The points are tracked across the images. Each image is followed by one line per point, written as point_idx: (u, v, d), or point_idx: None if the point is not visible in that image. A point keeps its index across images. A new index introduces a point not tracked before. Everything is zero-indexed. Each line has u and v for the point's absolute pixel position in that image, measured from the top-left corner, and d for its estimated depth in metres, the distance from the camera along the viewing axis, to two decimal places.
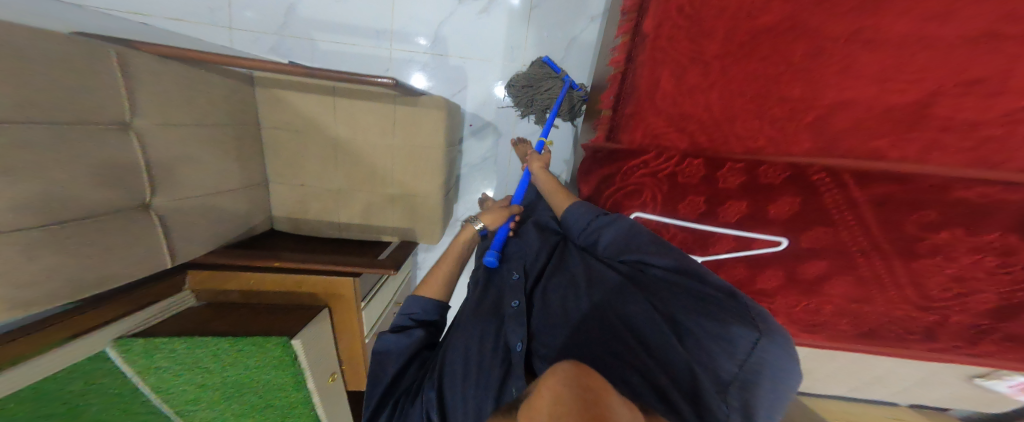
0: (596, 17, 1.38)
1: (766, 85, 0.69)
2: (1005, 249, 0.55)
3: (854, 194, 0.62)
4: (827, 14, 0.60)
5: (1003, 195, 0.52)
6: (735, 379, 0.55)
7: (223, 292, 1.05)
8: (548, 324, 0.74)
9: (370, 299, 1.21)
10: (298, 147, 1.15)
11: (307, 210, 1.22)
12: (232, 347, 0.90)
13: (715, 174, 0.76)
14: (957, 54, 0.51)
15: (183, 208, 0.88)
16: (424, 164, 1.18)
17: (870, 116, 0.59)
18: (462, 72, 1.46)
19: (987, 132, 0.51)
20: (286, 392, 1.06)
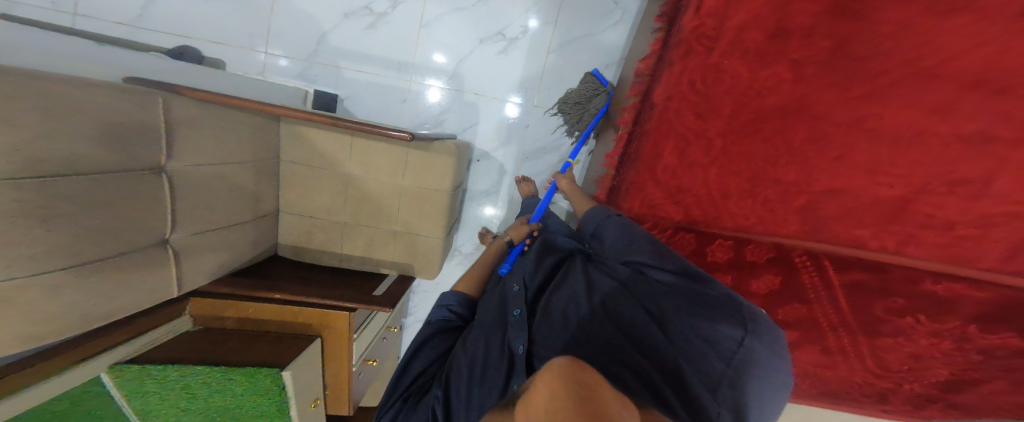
0: (607, 66, 1.53)
1: (765, 166, 0.71)
2: (960, 337, 0.64)
3: (833, 277, 0.71)
4: (834, 101, 0.63)
5: (966, 291, 0.64)
6: (724, 378, 0.56)
7: (219, 319, 1.02)
8: (547, 327, 0.72)
9: (364, 329, 1.17)
10: (308, 181, 1.16)
11: (310, 241, 1.22)
12: (221, 375, 0.86)
13: (706, 248, 0.81)
14: (950, 152, 0.58)
15: (202, 241, 0.91)
16: (431, 208, 1.19)
17: (859, 204, 0.66)
18: (475, 108, 1.60)
19: (964, 231, 0.62)
20: (267, 418, 1.00)
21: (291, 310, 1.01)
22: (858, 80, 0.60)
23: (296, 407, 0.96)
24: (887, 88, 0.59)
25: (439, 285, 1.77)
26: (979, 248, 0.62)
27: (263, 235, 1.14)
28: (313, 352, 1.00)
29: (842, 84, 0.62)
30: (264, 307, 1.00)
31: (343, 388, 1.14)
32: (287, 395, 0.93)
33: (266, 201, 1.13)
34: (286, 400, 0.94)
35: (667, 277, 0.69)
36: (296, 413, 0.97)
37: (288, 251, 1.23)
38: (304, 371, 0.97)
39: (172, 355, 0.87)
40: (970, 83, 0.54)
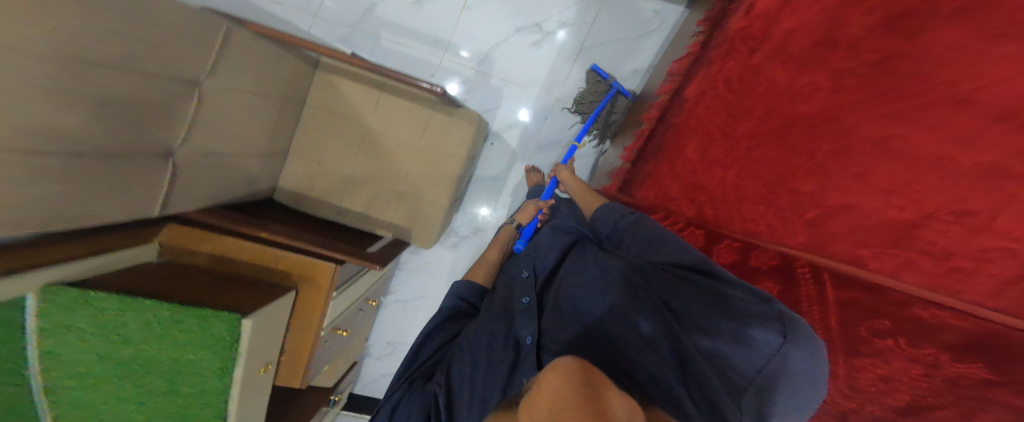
0: (639, 70, 1.58)
1: (784, 174, 0.76)
2: (931, 364, 0.49)
3: (828, 292, 0.65)
4: (865, 116, 0.64)
5: (951, 320, 0.49)
6: (751, 386, 0.66)
7: (191, 253, 0.98)
8: (560, 321, 0.86)
9: (343, 290, 1.11)
10: (326, 132, 1.28)
11: (311, 189, 1.31)
12: (170, 316, 0.78)
13: (713, 246, 0.89)
14: (968, 180, 0.50)
15: (203, 163, 0.93)
16: (441, 172, 1.29)
17: (866, 224, 0.62)
18: (499, 92, 1.63)
19: (958, 262, 0.51)
20: (204, 378, 0.85)
21: (269, 253, 0.98)
22: (892, 97, 0.60)
23: (242, 370, 0.85)
24: (920, 108, 0.57)
25: (427, 265, 1.68)
26: (971, 280, 0.50)
27: (267, 172, 1.22)
28: (282, 307, 0.93)
29: (873, 101, 0.63)
30: (243, 246, 0.98)
31: (301, 356, 1.04)
32: (238, 351, 0.82)
33: (280, 141, 1.23)
34: (234, 359, 0.84)
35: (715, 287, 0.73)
36: (239, 377, 0.85)
37: (286, 198, 1.31)
38: (265, 327, 0.87)
39: (137, 280, 0.82)
40: (999, 114, 0.47)
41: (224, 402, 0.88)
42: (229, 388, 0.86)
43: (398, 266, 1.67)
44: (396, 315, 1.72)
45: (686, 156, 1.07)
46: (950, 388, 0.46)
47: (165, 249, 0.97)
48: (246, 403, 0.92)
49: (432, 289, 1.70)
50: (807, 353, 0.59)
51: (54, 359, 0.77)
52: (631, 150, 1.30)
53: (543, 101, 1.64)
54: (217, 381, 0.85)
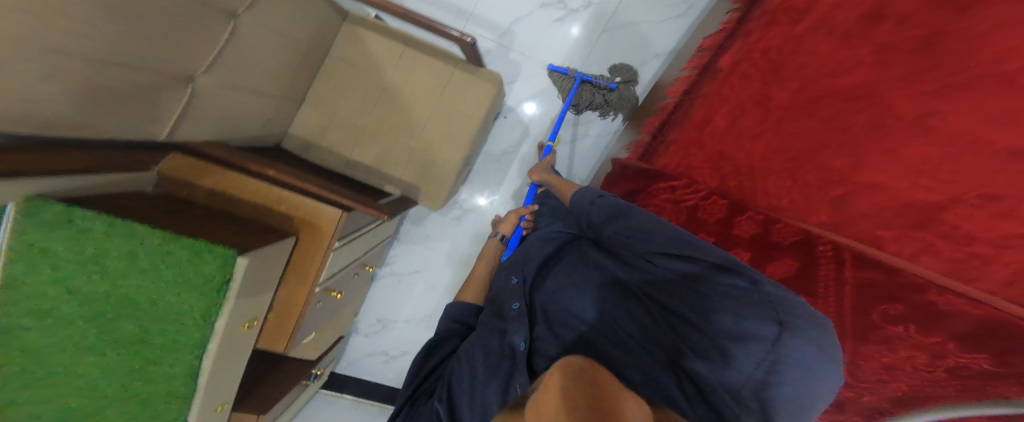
0: (662, 54, 1.43)
1: (815, 149, 0.72)
2: (937, 352, 0.51)
3: (846, 272, 0.64)
4: (906, 92, 0.61)
5: (964, 307, 0.51)
6: (748, 385, 0.50)
7: (189, 188, 0.77)
8: (552, 329, 0.70)
9: (343, 242, 0.86)
10: (344, 84, 1.05)
11: (322, 138, 1.08)
12: (159, 246, 0.59)
13: (734, 218, 0.83)
14: (995, 164, 0.50)
15: (218, 97, 0.74)
16: (456, 132, 1.07)
17: (890, 205, 0.61)
18: (517, 68, 1.45)
19: (978, 249, 0.51)
20: (177, 326, 0.66)
21: (274, 194, 0.77)
22: (933, 74, 0.58)
23: (224, 320, 0.68)
24: (958, 87, 0.55)
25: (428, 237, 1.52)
26: (987, 268, 0.51)
27: (279, 118, 0.99)
28: (277, 257, 0.74)
29: (915, 77, 0.60)
30: (251, 185, 0.78)
31: (290, 319, 0.84)
32: (224, 296, 0.65)
33: (299, 86, 1.00)
34: (219, 303, 0.66)
35: (697, 272, 0.59)
36: (220, 329, 0.68)
37: (297, 146, 1.08)
38: (258, 275, 0.70)
39: (130, 208, 0.62)
40: None
41: (197, 359, 0.70)
42: (205, 342, 0.69)
43: (396, 238, 1.51)
44: (389, 289, 1.55)
45: (714, 125, 0.97)
46: (951, 377, 0.48)
47: (163, 181, 0.76)
48: (223, 361, 0.75)
49: (431, 264, 1.53)
50: (809, 339, 0.46)
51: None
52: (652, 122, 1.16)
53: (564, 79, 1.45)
54: (192, 330, 0.67)
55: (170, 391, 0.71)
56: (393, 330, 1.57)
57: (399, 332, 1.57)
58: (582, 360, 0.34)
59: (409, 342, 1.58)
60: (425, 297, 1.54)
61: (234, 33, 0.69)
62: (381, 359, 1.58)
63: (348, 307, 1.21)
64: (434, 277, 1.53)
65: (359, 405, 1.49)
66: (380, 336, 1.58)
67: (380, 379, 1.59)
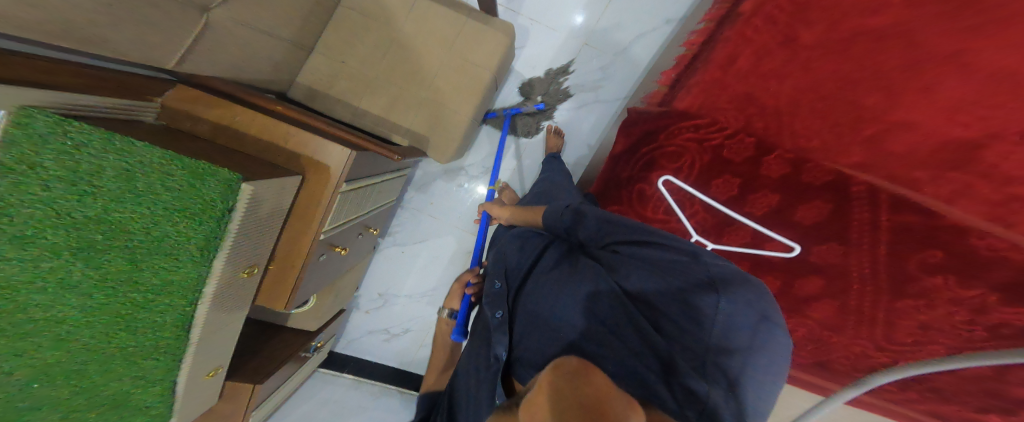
0: (672, 20, 1.03)
1: (841, 87, 0.62)
2: (980, 307, 0.62)
3: (881, 217, 0.63)
4: (945, 24, 0.55)
5: (1006, 251, 0.61)
6: (720, 364, 0.41)
7: (191, 119, 0.57)
8: (530, 324, 0.52)
9: (355, 185, 0.70)
10: (351, 33, 0.80)
11: (332, 88, 0.82)
12: (146, 167, 0.38)
13: (761, 158, 0.67)
14: None
15: (225, 34, 0.57)
16: (467, 84, 0.84)
17: (925, 143, 0.61)
18: (526, 33, 1.06)
19: (1017, 189, 0.58)
20: (171, 277, 0.46)
21: (281, 129, 0.60)
22: (977, 6, 0.52)
23: (227, 254, 0.48)
24: (998, 23, 0.52)
25: (432, 204, 1.18)
26: None
27: (287, 67, 0.76)
28: (269, 197, 0.52)
29: (952, 11, 0.54)
30: (256, 122, 0.59)
31: (293, 270, 0.69)
32: (228, 227, 0.46)
33: (313, 30, 0.77)
34: (222, 231, 0.46)
35: (657, 257, 0.48)
36: (220, 270, 0.48)
37: (302, 94, 0.82)
38: (258, 211, 0.50)
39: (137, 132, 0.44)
40: None
41: (191, 307, 0.49)
42: (199, 285, 0.48)
43: (398, 205, 1.18)
44: (392, 263, 1.23)
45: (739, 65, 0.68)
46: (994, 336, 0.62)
47: (163, 113, 0.55)
48: (217, 324, 0.55)
49: (437, 233, 1.20)
50: (744, 304, 0.42)
51: None
52: (665, 73, 0.77)
53: (573, 45, 1.06)
54: (183, 273, 0.46)
55: (160, 349, 0.50)
56: (396, 307, 1.25)
57: (402, 308, 1.25)
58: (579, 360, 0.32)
59: (415, 319, 1.25)
60: (430, 271, 1.22)
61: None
62: (381, 338, 1.26)
63: (351, 272, 1.02)
64: (440, 249, 1.20)
65: (361, 383, 1.16)
66: (380, 314, 1.26)
67: (382, 361, 1.26)
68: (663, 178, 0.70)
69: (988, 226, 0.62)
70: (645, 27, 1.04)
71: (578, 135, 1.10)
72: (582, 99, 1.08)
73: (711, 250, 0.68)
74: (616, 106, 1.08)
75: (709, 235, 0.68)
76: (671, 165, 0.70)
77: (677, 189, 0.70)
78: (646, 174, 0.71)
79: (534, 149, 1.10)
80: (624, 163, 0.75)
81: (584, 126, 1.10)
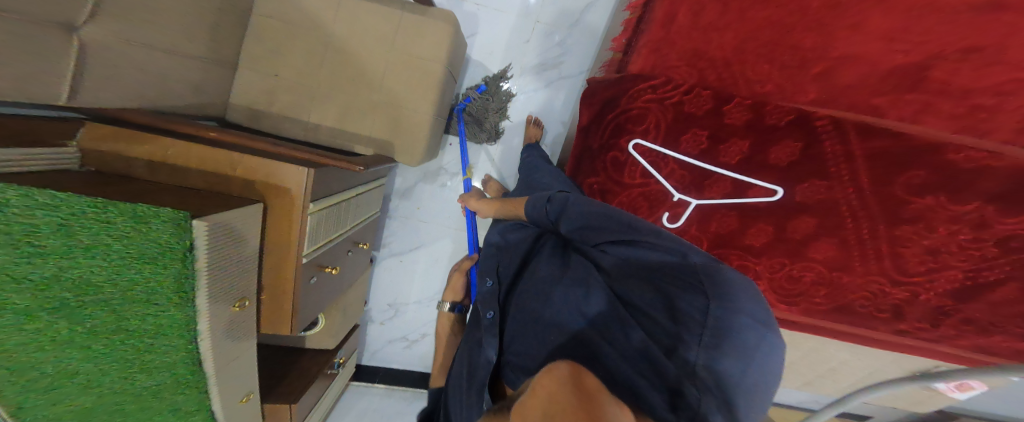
0: None
1: (780, 34, 0.65)
2: (977, 220, 0.65)
3: (854, 146, 0.63)
4: None
5: (987, 161, 0.62)
6: (697, 361, 0.37)
7: (123, 160, 0.58)
8: (521, 326, 0.55)
9: (327, 201, 0.72)
10: (281, 43, 0.75)
11: (273, 106, 0.77)
12: (78, 218, 0.38)
13: (724, 107, 0.66)
14: (964, 17, 0.57)
15: (116, 53, 0.54)
16: (421, 81, 0.78)
17: (873, 73, 0.64)
18: (475, 21, 1.04)
19: (980, 100, 0.61)
20: (145, 312, 0.48)
21: (224, 157, 0.61)
22: None
23: (207, 296, 0.50)
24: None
25: (419, 209, 1.14)
26: (994, 119, 0.61)
27: (212, 86, 0.74)
28: (254, 231, 0.57)
29: None
30: (194, 150, 0.60)
31: (286, 296, 0.71)
32: (197, 266, 0.47)
33: (229, 28, 0.72)
34: (194, 273, 0.47)
35: (645, 257, 0.48)
36: (205, 310, 0.51)
37: (242, 116, 0.78)
38: (232, 244, 0.51)
39: (43, 176, 0.46)
40: None
41: (194, 342, 0.53)
42: (193, 322, 0.51)
43: (385, 215, 1.14)
44: (393, 274, 1.19)
45: (681, 21, 0.68)
46: (1004, 249, 0.66)
47: (87, 156, 0.57)
48: (228, 359, 0.59)
49: (434, 237, 1.16)
50: (737, 311, 0.37)
51: None
52: (617, 39, 0.80)
53: (524, 24, 1.05)
54: (170, 313, 0.50)
55: (180, 382, 0.58)
56: (408, 314, 1.22)
57: (415, 315, 1.22)
58: (568, 363, 0.31)
59: (430, 323, 1.24)
60: (433, 274, 1.19)
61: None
62: (401, 346, 1.25)
63: (356, 287, 1.01)
64: (438, 251, 1.17)
65: (394, 392, 1.18)
66: (395, 323, 1.24)
67: (409, 367, 1.26)
68: (633, 142, 0.72)
69: (963, 139, 0.63)
70: None
71: (552, 114, 1.12)
72: (547, 81, 1.09)
73: (695, 205, 0.71)
74: (579, 81, 1.09)
75: (690, 192, 0.71)
76: (637, 128, 0.72)
77: (649, 153, 0.72)
78: (616, 141, 0.73)
79: (513, 140, 1.13)
80: (594, 133, 0.77)
81: (552, 107, 1.12)
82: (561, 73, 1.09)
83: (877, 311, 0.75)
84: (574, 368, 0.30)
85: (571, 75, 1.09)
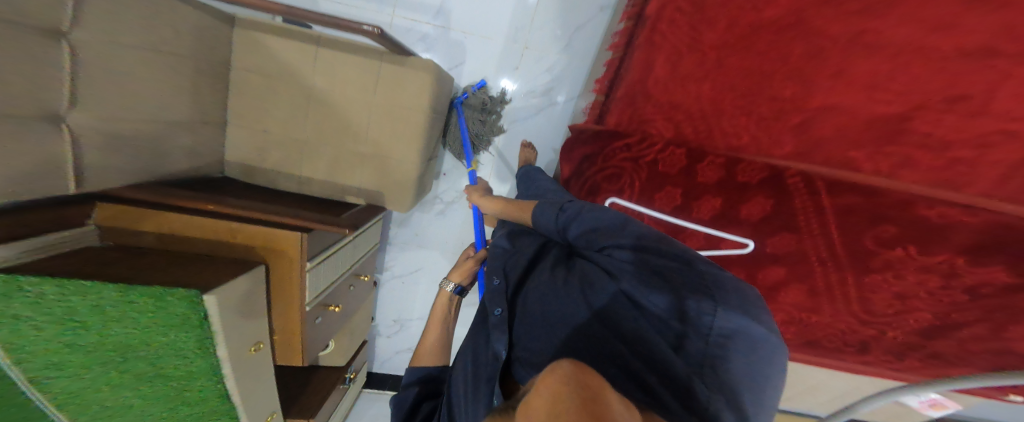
0: (608, 6, 1.00)
1: (759, 83, 0.65)
2: (948, 269, 0.66)
3: (823, 202, 0.64)
4: (832, 14, 0.58)
5: (960, 216, 0.62)
6: (706, 362, 0.40)
7: (135, 234, 0.66)
8: (531, 323, 0.54)
9: (324, 259, 0.79)
10: (266, 99, 0.77)
11: (265, 161, 0.82)
12: (120, 297, 0.54)
13: (695, 166, 0.71)
14: (952, 65, 0.54)
15: (109, 134, 0.57)
16: (404, 130, 0.80)
17: (852, 123, 0.61)
18: (462, 50, 1.03)
19: (961, 153, 0.58)
20: (182, 358, 0.65)
21: (225, 228, 0.67)
22: None
23: (225, 346, 0.64)
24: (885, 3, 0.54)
25: (417, 235, 1.18)
26: (975, 171, 0.59)
27: (204, 146, 0.78)
28: (263, 296, 0.72)
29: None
30: (193, 222, 0.66)
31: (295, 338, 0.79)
32: (213, 329, 0.61)
33: (208, 84, 0.74)
34: (211, 334, 0.62)
35: (658, 264, 0.48)
36: (225, 355, 0.65)
37: (238, 172, 0.83)
38: (236, 304, 0.64)
39: (42, 265, 0.52)
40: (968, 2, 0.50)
41: (220, 381, 0.70)
42: (218, 366, 0.67)
43: (386, 241, 1.18)
44: (395, 295, 1.25)
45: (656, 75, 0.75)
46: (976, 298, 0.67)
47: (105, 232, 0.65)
48: (251, 385, 0.74)
49: (432, 261, 1.20)
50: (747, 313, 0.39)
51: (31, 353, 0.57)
52: (600, 81, 0.92)
53: (513, 53, 1.05)
54: (200, 362, 0.66)
55: (214, 410, 0.75)
56: (412, 328, 1.29)
57: (418, 329, 1.30)
58: (573, 362, 0.24)
59: None
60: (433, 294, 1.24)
61: (80, 12, 0.48)
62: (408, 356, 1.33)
63: (361, 311, 1.07)
64: (437, 272, 1.22)
65: None
66: (400, 336, 1.31)
67: None
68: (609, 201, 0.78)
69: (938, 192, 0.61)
70: (583, 21, 1.02)
71: (544, 139, 1.13)
72: (539, 107, 1.10)
73: None
74: (570, 102, 1.09)
75: None
76: (612, 186, 0.80)
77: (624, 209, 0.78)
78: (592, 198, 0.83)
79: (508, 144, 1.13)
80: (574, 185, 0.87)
81: (542, 133, 1.12)
82: (551, 100, 1.09)
83: (845, 345, 0.79)
84: (581, 367, 0.23)
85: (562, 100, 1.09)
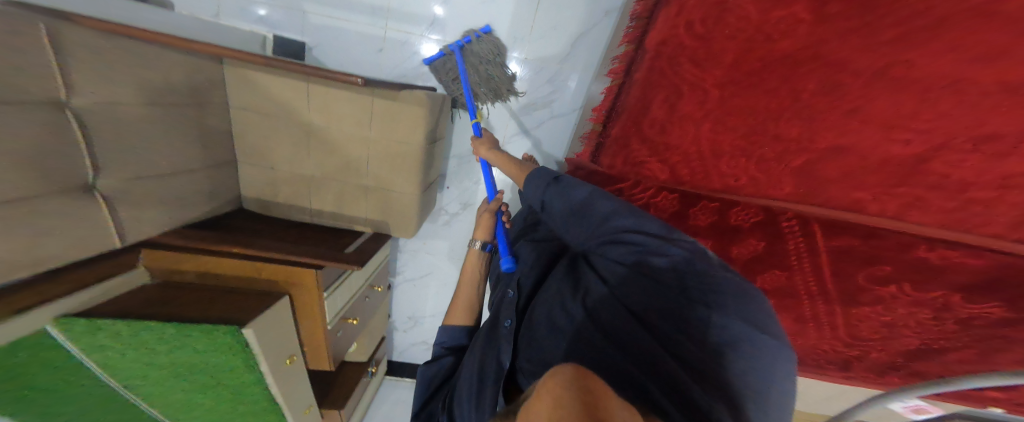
0: (612, 11, 0.97)
1: (761, 122, 0.63)
2: None
3: (818, 243, 0.63)
4: (858, 46, 0.50)
5: (962, 258, 0.54)
6: (707, 363, 0.40)
7: (179, 271, 0.74)
8: (536, 331, 0.56)
9: (339, 285, 0.87)
10: (270, 138, 0.80)
11: (277, 196, 0.87)
12: (177, 332, 0.63)
13: (687, 210, 0.74)
14: (982, 107, 0.45)
15: (135, 193, 0.61)
16: (403, 162, 0.81)
17: (863, 165, 0.56)
18: None
19: (977, 194, 0.50)
20: (230, 375, 0.76)
21: (249, 266, 0.74)
22: (887, 22, 0.48)
23: (266, 363, 0.75)
24: (930, 30, 0.45)
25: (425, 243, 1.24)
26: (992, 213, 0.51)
27: (221, 187, 0.81)
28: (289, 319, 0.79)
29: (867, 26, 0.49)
30: (226, 261, 0.73)
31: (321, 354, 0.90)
32: (252, 350, 0.70)
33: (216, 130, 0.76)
34: (253, 355, 0.72)
35: (662, 265, 0.47)
36: (267, 371, 0.76)
37: (255, 206, 0.89)
38: (270, 331, 0.73)
39: (100, 313, 0.60)
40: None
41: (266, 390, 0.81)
42: (262, 380, 0.78)
43: (397, 249, 1.25)
44: (408, 295, 1.35)
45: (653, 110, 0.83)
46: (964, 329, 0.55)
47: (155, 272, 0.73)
48: (287, 393, 0.86)
49: (440, 266, 1.28)
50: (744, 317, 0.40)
51: (118, 370, 0.69)
52: (597, 111, 0.96)
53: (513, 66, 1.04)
54: (247, 375, 0.77)
55: (256, 414, 0.88)
56: (425, 324, 1.42)
57: (431, 325, 1.41)
58: (576, 367, 0.26)
59: None
60: (443, 295, 1.33)
61: (69, 76, 0.50)
62: (423, 347, 1.47)
63: (377, 315, 1.18)
64: (446, 276, 1.30)
65: None
66: (415, 330, 1.44)
67: None
68: None
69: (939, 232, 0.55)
70: (586, 28, 1.00)
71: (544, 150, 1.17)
72: (541, 117, 1.11)
73: None
74: (576, 115, 1.11)
75: None
76: None
77: None
78: None
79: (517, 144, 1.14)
80: None
81: (545, 143, 1.15)
82: (553, 111, 1.10)
83: None
84: (583, 372, 0.25)
85: (565, 111, 1.11)
